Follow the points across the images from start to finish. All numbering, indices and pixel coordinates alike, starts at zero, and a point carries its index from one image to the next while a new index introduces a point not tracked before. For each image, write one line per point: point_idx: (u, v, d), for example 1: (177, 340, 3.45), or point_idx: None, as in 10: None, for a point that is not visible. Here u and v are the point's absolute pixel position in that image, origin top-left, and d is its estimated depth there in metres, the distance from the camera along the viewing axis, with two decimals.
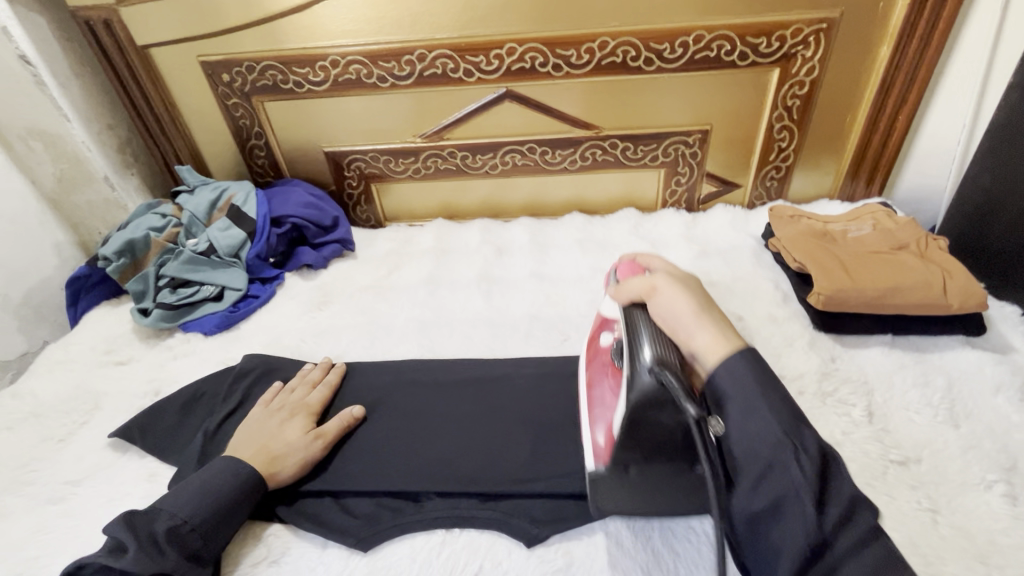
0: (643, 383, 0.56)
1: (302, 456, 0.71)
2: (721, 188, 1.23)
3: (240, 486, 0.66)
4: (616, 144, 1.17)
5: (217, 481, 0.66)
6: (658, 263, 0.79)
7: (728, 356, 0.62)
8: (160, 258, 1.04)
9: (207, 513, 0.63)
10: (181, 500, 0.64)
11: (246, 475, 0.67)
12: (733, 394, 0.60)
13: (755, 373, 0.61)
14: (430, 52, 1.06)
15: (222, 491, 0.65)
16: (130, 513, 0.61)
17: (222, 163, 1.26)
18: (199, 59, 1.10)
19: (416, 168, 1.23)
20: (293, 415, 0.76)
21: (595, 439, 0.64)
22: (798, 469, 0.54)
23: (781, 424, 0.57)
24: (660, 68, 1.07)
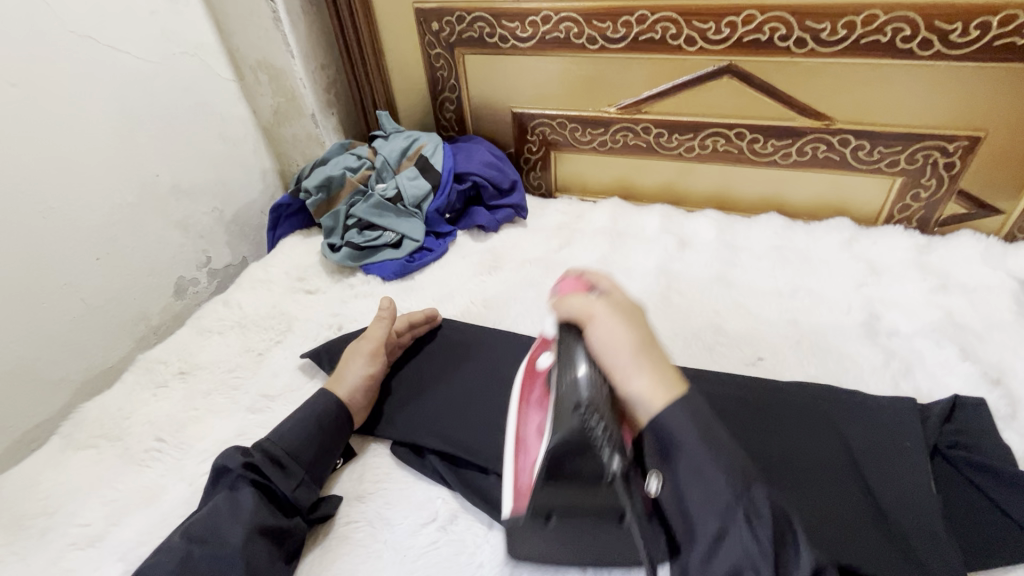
0: (568, 428, 0.49)
1: (361, 361, 0.76)
2: (973, 211, 1.00)
3: (313, 402, 0.71)
4: (848, 142, 0.99)
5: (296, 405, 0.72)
6: (609, 284, 0.61)
7: (668, 400, 0.50)
8: (351, 198, 1.09)
9: (299, 434, 0.67)
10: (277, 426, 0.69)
11: (319, 396, 0.72)
12: (680, 462, 0.49)
13: (704, 429, 0.49)
14: (653, 14, 0.95)
15: (312, 418, 0.69)
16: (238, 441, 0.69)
17: (412, 111, 1.28)
18: (413, 6, 1.10)
19: (603, 141, 1.15)
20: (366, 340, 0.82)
21: (519, 473, 0.58)
22: (751, 540, 0.46)
23: (730, 484, 0.47)
24: (937, 53, 0.86)
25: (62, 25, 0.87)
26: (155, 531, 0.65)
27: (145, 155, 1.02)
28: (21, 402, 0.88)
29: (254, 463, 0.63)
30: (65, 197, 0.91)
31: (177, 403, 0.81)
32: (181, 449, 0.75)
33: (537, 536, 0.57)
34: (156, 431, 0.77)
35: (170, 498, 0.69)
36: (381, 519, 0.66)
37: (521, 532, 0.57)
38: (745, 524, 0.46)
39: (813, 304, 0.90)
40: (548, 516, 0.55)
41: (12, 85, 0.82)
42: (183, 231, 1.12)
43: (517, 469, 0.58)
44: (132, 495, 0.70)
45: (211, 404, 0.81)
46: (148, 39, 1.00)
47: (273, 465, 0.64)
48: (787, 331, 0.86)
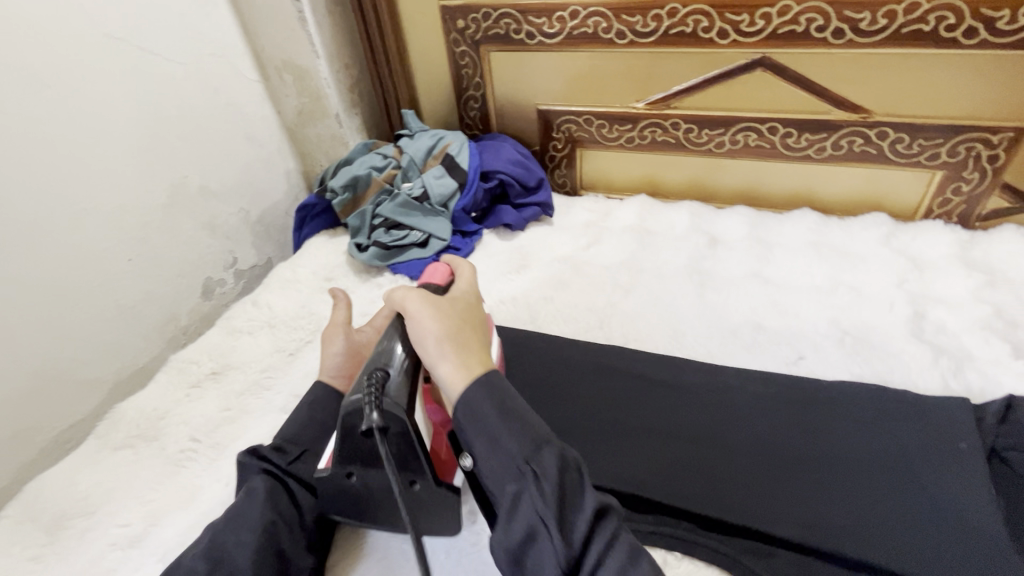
0: (360, 390, 0.57)
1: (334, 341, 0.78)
2: (1017, 205, 0.97)
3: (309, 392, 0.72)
4: (886, 135, 0.96)
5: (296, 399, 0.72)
6: (464, 284, 0.67)
7: (468, 381, 0.53)
8: (377, 197, 1.09)
9: (304, 427, 0.67)
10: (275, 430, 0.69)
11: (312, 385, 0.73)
12: (474, 432, 0.51)
13: (501, 401, 0.52)
14: (684, 7, 0.93)
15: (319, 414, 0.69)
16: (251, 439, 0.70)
17: (436, 110, 1.27)
18: (439, 3, 1.10)
19: (630, 137, 1.13)
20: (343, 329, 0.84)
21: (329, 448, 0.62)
22: (539, 497, 0.47)
23: (521, 448, 0.49)
24: (983, 42, 0.84)
25: (95, 28, 0.87)
26: (195, 531, 0.64)
27: (174, 155, 1.03)
28: (56, 402, 0.89)
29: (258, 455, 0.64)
30: (97, 198, 0.91)
31: (210, 404, 0.81)
32: (215, 449, 0.75)
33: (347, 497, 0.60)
34: (191, 432, 0.77)
35: (207, 498, 0.68)
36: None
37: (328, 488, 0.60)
38: (530, 487, 0.48)
39: (853, 301, 0.87)
40: (349, 472, 0.59)
41: (47, 86, 0.82)
42: (210, 232, 1.12)
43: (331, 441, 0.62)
44: (170, 495, 0.70)
45: (245, 404, 0.81)
46: (179, 40, 1.00)
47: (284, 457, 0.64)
48: (828, 329, 0.84)
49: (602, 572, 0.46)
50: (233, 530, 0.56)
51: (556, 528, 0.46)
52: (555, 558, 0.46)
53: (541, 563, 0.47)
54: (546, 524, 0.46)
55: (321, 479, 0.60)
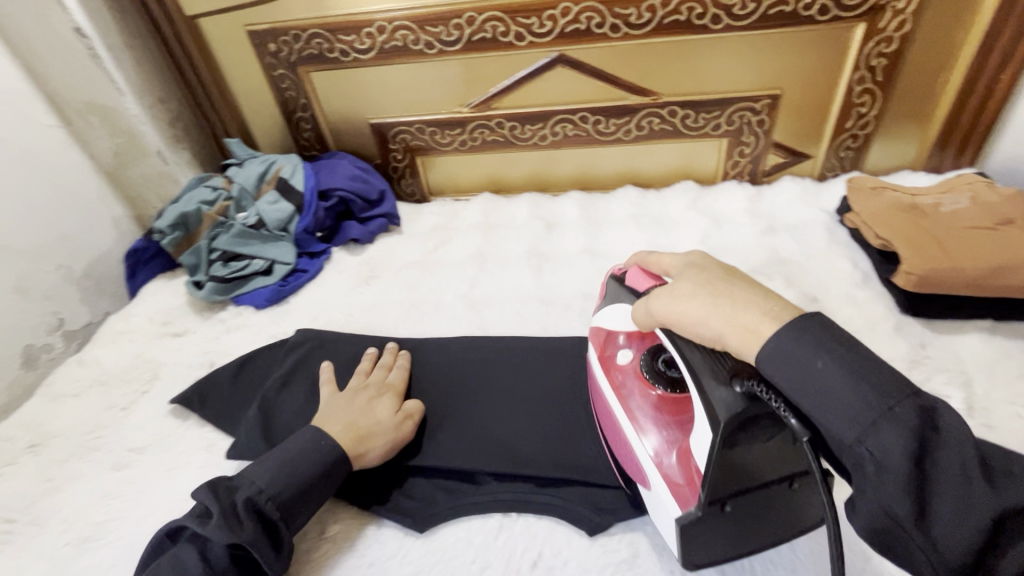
0: (732, 403, 0.46)
1: (389, 441, 0.67)
2: (788, 159, 1.15)
3: (321, 462, 0.62)
4: (676, 112, 1.09)
5: (302, 457, 0.62)
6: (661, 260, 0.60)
7: (775, 332, 0.43)
8: (212, 231, 1.05)
9: (294, 492, 0.60)
10: (274, 473, 0.60)
11: (324, 447, 0.63)
12: (797, 394, 0.42)
13: (827, 351, 0.41)
14: (480, 15, 1.00)
15: (301, 460, 0.62)
16: (216, 479, 0.59)
17: (269, 135, 1.24)
18: (246, 29, 1.08)
19: (463, 140, 1.19)
20: (379, 395, 0.73)
21: (670, 480, 0.53)
22: (901, 479, 0.37)
23: (868, 412, 0.38)
24: (727, 26, 0.98)
25: None
26: None
27: None
28: None
29: (244, 540, 0.55)
30: None
31: (29, 480, 0.75)
32: (36, 525, 0.70)
33: (720, 533, 0.50)
34: (6, 512, 0.71)
35: None
36: None
37: (699, 530, 0.50)
38: (869, 473, 0.38)
39: None
40: (725, 503, 0.49)
41: None
42: (23, 296, 1.02)
43: (666, 473, 0.54)
44: None
45: (72, 471, 0.75)
46: None
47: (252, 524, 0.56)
48: None
49: (1012, 575, 0.36)
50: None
51: (909, 513, 0.37)
52: (927, 561, 0.37)
53: (930, 551, 0.37)
54: (899, 515, 0.37)
55: (691, 521, 0.50)
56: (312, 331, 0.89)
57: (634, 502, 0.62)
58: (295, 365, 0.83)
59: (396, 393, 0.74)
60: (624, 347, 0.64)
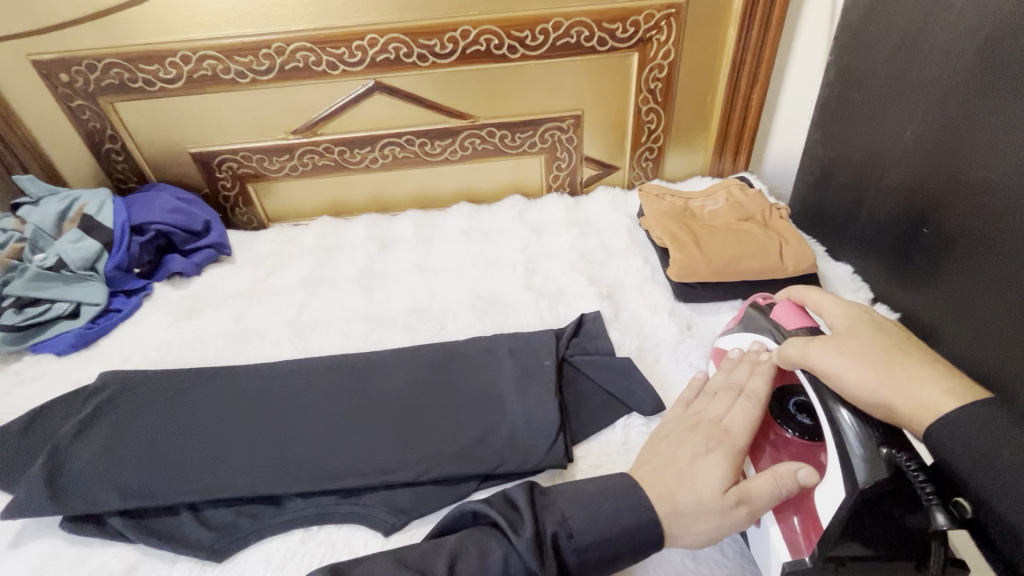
0: (873, 472, 0.49)
1: (716, 529, 0.53)
2: (600, 171, 1.28)
3: (618, 529, 0.54)
4: (493, 133, 1.19)
5: (624, 501, 0.56)
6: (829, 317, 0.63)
7: (958, 409, 0.49)
8: (2, 276, 0.96)
9: (601, 542, 0.54)
10: (592, 525, 0.54)
11: (636, 496, 0.56)
12: (965, 457, 0.47)
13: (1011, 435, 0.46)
14: (288, 45, 1.02)
15: (604, 506, 0.55)
16: (534, 483, 0.58)
17: (77, 169, 1.16)
18: (30, 59, 1.01)
19: (293, 166, 1.19)
20: (709, 447, 0.58)
21: (786, 527, 0.55)
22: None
23: None
24: (524, 55, 1.08)
25: None
26: None
27: None
28: None
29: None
30: None
31: None
32: None
33: None
34: None
35: None
36: None
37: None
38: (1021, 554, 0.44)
39: (489, 270, 1.05)
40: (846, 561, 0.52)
41: None
42: None
43: (784, 521, 0.56)
44: None
45: None
46: None
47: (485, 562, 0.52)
48: (467, 299, 1.00)
49: None
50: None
51: None
52: None
53: None
54: None
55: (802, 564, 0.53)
56: (117, 373, 0.85)
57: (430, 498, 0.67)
58: (93, 412, 0.78)
59: (733, 451, 0.58)
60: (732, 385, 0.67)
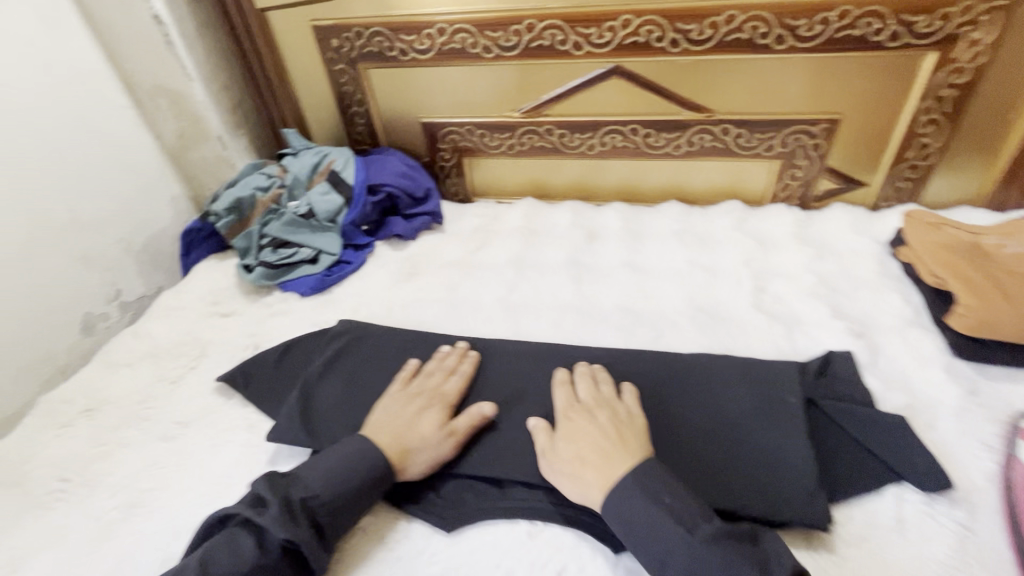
0: None
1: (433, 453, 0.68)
2: (842, 185, 1.12)
3: (370, 475, 0.65)
4: (728, 131, 1.08)
5: (353, 463, 0.65)
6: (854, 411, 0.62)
7: None
8: (264, 218, 1.09)
9: (343, 492, 0.63)
10: (331, 480, 0.63)
11: (363, 453, 0.66)
12: None
13: None
14: (540, 23, 1.01)
15: (350, 464, 0.65)
16: (271, 474, 0.64)
17: (324, 127, 1.28)
18: (311, 24, 1.11)
19: (511, 144, 1.20)
20: (429, 404, 0.73)
21: None
22: None
23: None
24: (791, 47, 0.96)
25: None
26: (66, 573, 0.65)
27: (39, 188, 0.98)
28: None
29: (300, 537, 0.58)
30: None
31: (83, 440, 0.81)
32: (89, 486, 0.75)
33: None
34: (60, 470, 0.77)
35: (79, 536, 0.69)
36: None
37: None
38: None
39: (709, 281, 0.97)
40: None
41: None
42: (86, 266, 1.07)
43: None
44: (41, 537, 0.69)
45: (123, 437, 0.80)
46: (35, 69, 0.95)
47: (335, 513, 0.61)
48: (685, 308, 0.92)
49: None
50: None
51: None
52: None
53: None
54: None
55: None
56: (351, 323, 0.92)
57: None
58: (335, 355, 0.85)
59: (445, 406, 0.73)
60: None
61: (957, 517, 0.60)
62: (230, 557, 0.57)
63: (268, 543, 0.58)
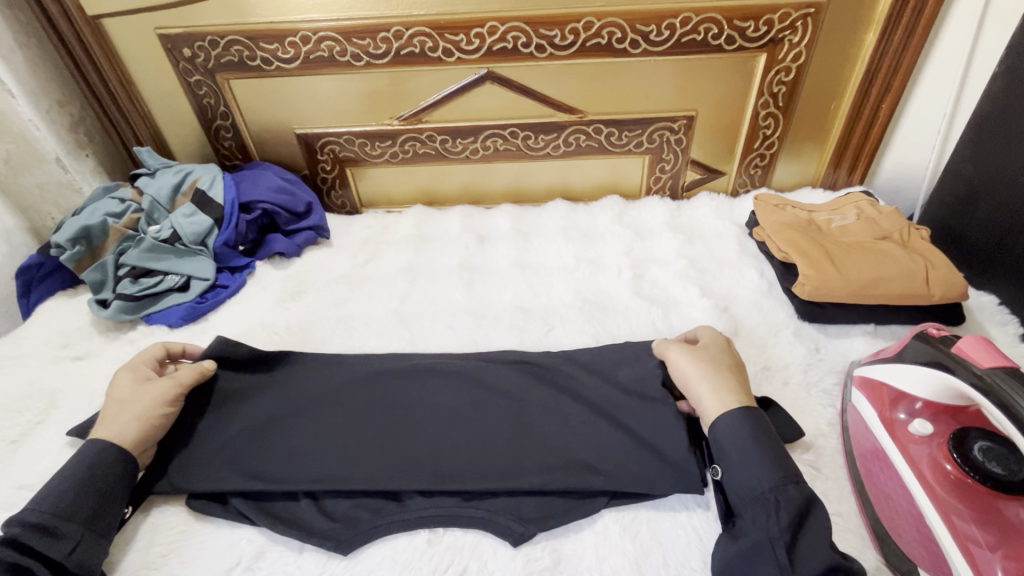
0: None
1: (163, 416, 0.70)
2: (704, 175, 1.22)
3: (96, 459, 0.64)
4: (600, 130, 1.14)
5: (73, 465, 0.64)
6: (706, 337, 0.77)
7: None
8: (120, 246, 0.99)
9: (52, 493, 0.61)
10: (54, 488, 0.61)
11: (90, 450, 0.65)
12: None
13: None
14: (407, 30, 1.00)
15: (76, 466, 0.63)
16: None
17: (186, 144, 1.18)
18: (157, 33, 1.02)
19: (394, 153, 1.18)
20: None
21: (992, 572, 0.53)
22: None
23: None
24: (646, 51, 1.04)
25: None
26: None
27: None
28: None
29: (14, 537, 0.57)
30: None
31: None
32: None
33: None
34: None
35: None
36: (173, 569, 0.62)
37: None
38: None
39: (593, 273, 1.02)
40: None
41: None
42: None
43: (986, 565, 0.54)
44: None
45: None
46: None
47: (78, 517, 0.60)
48: (573, 301, 0.96)
49: None
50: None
51: None
52: None
53: None
54: None
55: None
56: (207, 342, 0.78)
57: (557, 511, 0.64)
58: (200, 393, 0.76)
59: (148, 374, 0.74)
60: (909, 418, 0.68)
61: (807, 461, 0.69)
62: None
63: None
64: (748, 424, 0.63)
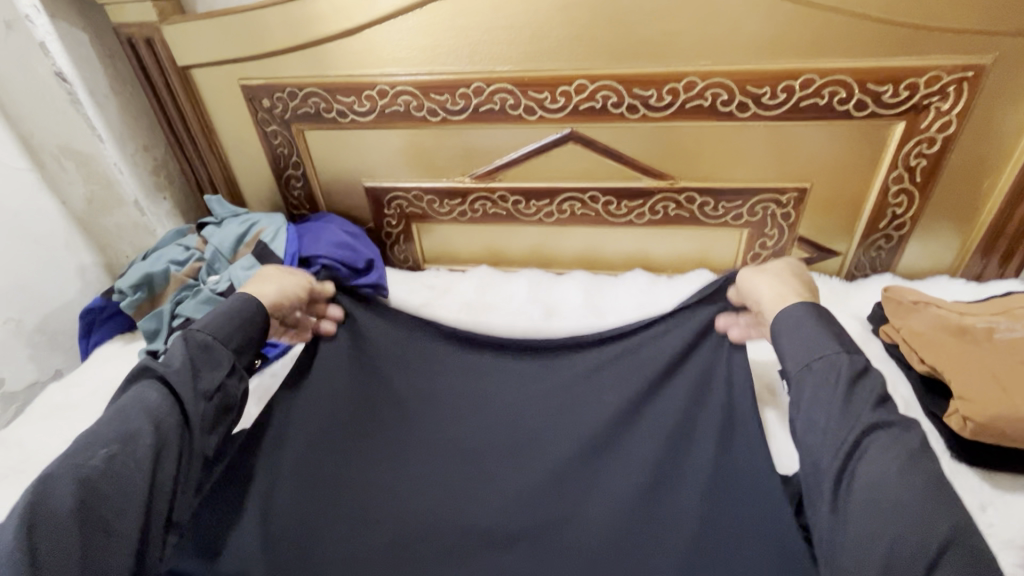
0: None
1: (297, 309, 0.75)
2: (814, 255, 1.05)
3: (252, 317, 0.68)
4: (693, 199, 1.01)
5: (231, 309, 0.66)
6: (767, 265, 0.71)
7: None
8: (178, 294, 0.95)
9: (216, 323, 0.64)
10: (219, 321, 0.64)
11: (246, 304, 0.68)
12: None
13: None
14: (488, 86, 0.93)
15: (236, 314, 0.66)
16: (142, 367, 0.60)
17: (258, 191, 1.16)
18: (239, 83, 1.02)
19: (462, 211, 1.10)
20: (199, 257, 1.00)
21: None
22: None
23: None
24: (755, 115, 0.90)
25: None
26: None
27: None
28: None
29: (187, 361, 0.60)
30: None
31: None
32: None
33: None
34: None
35: None
36: None
37: None
38: None
39: None
40: None
41: None
42: None
43: None
44: None
45: None
46: None
47: (226, 350, 0.63)
48: None
49: None
50: (142, 481, 0.51)
51: None
52: None
53: None
54: None
55: None
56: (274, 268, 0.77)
57: None
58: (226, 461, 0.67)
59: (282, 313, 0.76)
60: None
61: None
62: (157, 402, 0.56)
63: (155, 383, 0.58)
64: (822, 326, 0.58)
